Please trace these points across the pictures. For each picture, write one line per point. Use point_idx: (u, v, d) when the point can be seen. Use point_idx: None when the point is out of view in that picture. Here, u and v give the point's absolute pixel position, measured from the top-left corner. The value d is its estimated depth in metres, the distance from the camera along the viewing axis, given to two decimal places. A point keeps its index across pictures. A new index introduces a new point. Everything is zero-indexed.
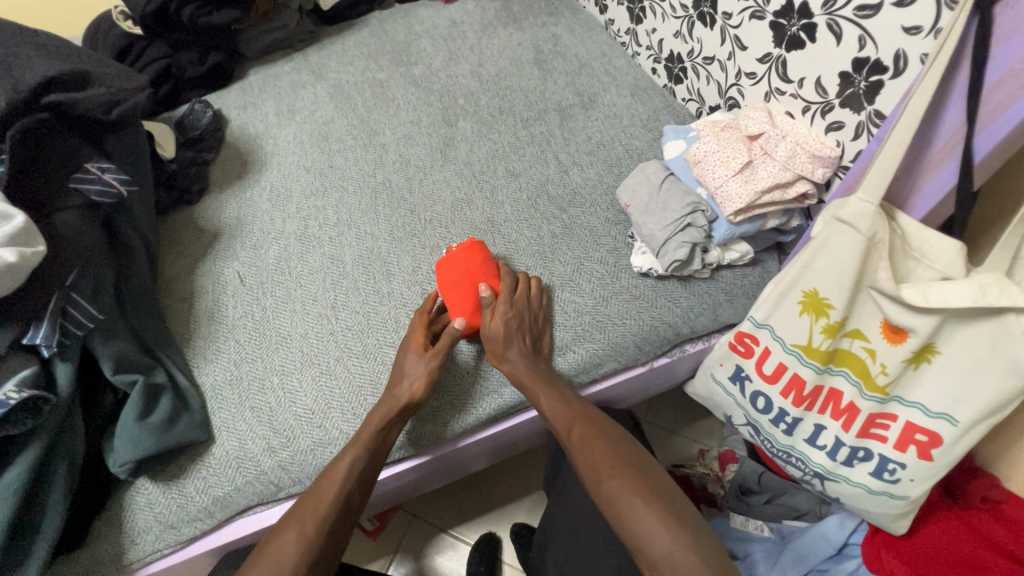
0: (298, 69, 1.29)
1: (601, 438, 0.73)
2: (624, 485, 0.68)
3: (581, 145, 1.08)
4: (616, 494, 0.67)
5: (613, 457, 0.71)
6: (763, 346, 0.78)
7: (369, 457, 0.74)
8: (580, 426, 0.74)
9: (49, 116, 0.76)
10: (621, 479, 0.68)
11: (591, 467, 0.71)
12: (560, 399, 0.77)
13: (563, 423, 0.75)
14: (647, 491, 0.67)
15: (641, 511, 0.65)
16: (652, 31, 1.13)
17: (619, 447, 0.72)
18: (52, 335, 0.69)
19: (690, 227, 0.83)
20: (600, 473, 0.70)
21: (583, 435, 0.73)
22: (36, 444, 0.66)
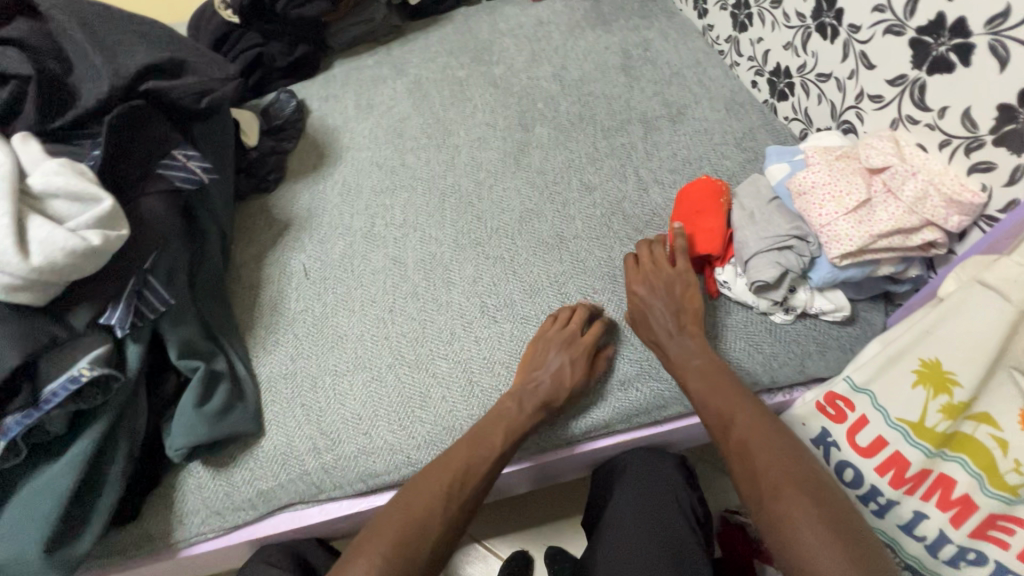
0: (381, 63, 1.29)
1: (771, 431, 0.63)
2: (782, 494, 0.57)
3: (664, 160, 1.00)
4: (776, 508, 0.56)
5: (773, 457, 0.60)
6: (858, 413, 0.69)
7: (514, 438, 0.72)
8: (739, 414, 0.65)
9: (144, 103, 0.77)
10: (793, 494, 0.57)
11: (747, 477, 0.61)
12: (716, 391, 0.68)
13: (717, 410, 0.67)
14: (816, 497, 0.56)
15: (806, 525, 0.54)
16: (757, 40, 1.03)
17: (793, 455, 0.60)
18: (127, 316, 0.70)
19: (789, 251, 0.73)
20: (756, 473, 0.60)
21: (738, 429, 0.64)
22: (103, 420, 0.69)
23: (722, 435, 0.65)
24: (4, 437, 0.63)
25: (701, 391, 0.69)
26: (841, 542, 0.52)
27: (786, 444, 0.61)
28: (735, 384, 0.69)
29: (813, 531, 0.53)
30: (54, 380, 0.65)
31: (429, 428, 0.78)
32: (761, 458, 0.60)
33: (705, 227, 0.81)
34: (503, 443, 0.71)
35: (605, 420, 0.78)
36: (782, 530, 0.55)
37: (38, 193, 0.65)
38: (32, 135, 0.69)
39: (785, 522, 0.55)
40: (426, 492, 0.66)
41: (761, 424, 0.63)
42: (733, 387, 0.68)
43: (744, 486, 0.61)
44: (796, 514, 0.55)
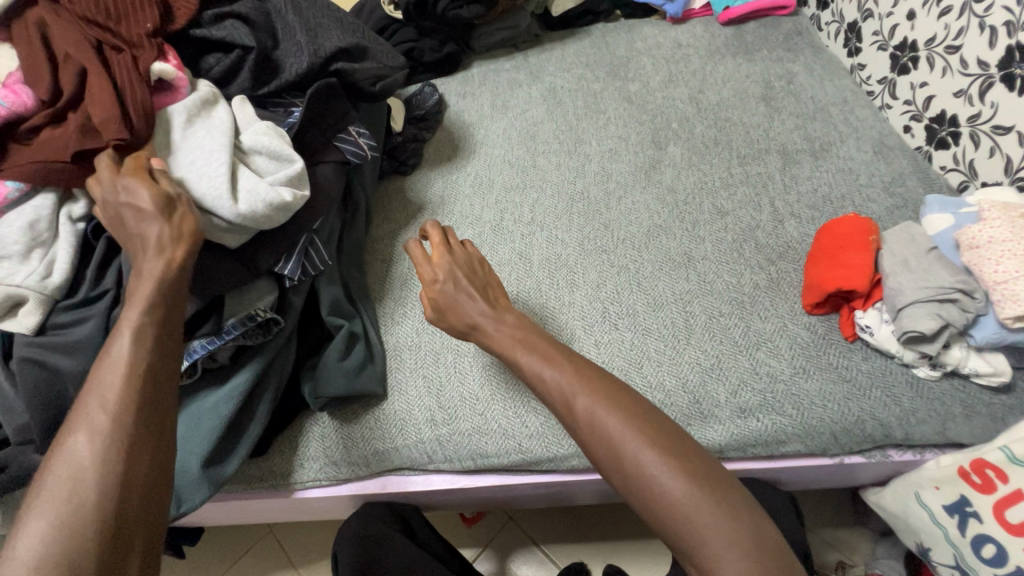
0: (518, 68, 1.35)
1: (614, 390, 0.61)
2: (645, 463, 0.55)
3: (803, 195, 0.98)
4: (641, 478, 0.55)
5: (619, 423, 0.57)
6: (1012, 486, 0.65)
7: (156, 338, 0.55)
8: (580, 395, 0.60)
9: (334, 81, 0.85)
10: (659, 454, 0.55)
11: (608, 453, 0.57)
12: (557, 367, 0.64)
13: (562, 397, 0.62)
14: (681, 449, 0.56)
15: (678, 489, 0.53)
16: (920, 85, 0.99)
17: (643, 416, 0.58)
18: (297, 269, 0.77)
19: (951, 304, 0.70)
20: (618, 452, 0.56)
21: (584, 407, 0.60)
22: (262, 358, 0.76)
23: (568, 417, 0.61)
24: (189, 358, 0.71)
25: (543, 377, 0.64)
26: (699, 485, 0.53)
27: (629, 408, 0.59)
28: (561, 353, 0.66)
29: (677, 496, 0.53)
30: (235, 315, 0.73)
31: (543, 420, 0.81)
32: (606, 436, 0.57)
33: (855, 263, 0.78)
34: (127, 340, 0.54)
35: (720, 444, 0.77)
36: (651, 505, 0.54)
37: (247, 149, 0.73)
38: (247, 100, 0.79)
39: (651, 497, 0.54)
40: (92, 405, 0.50)
41: (574, 395, 0.61)
42: (579, 365, 0.64)
43: (609, 470, 0.58)
44: (658, 487, 0.53)
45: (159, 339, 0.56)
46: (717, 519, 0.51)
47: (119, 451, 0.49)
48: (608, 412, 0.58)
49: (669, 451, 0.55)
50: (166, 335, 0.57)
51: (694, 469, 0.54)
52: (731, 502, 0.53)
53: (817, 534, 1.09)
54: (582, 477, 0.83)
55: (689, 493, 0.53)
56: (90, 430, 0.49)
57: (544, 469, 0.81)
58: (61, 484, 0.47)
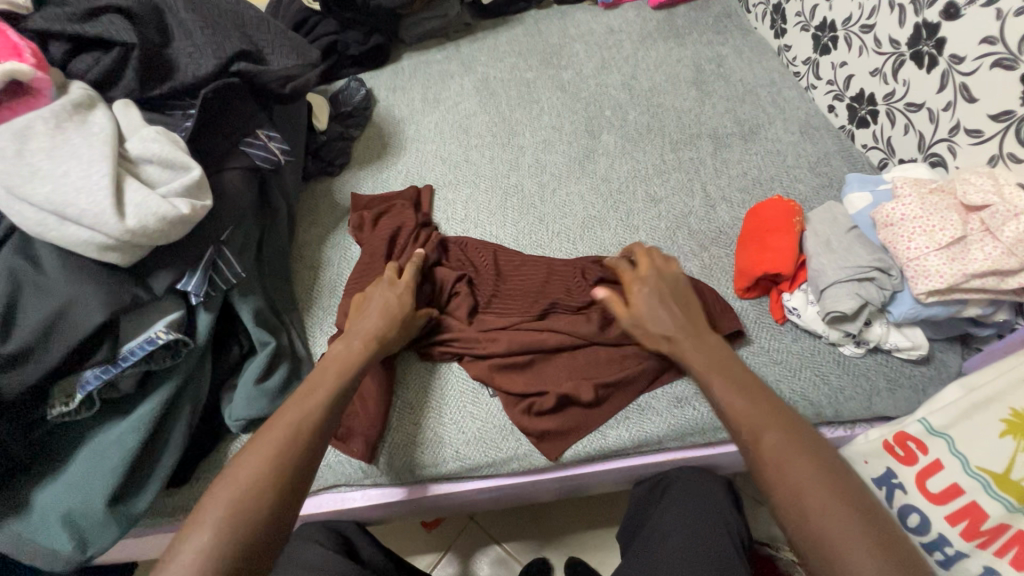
0: (449, 59, 1.30)
1: (814, 443, 0.57)
2: (831, 516, 0.52)
3: (733, 179, 0.98)
4: (821, 527, 0.52)
5: (801, 467, 0.55)
6: (931, 457, 0.66)
7: (340, 391, 0.66)
8: (767, 431, 0.58)
9: (237, 82, 0.80)
10: (846, 513, 0.52)
11: (786, 488, 0.55)
12: (737, 394, 0.63)
13: (749, 428, 0.59)
14: (867, 513, 0.53)
15: (860, 557, 0.49)
16: (840, 64, 1.00)
17: (832, 469, 0.55)
18: (202, 285, 0.72)
19: (869, 283, 0.71)
20: (799, 491, 0.54)
21: (772, 439, 0.57)
22: (172, 382, 0.71)
23: (749, 450, 0.59)
24: (82, 390, 0.65)
25: (726, 400, 0.63)
26: (890, 554, 0.50)
27: (815, 456, 0.56)
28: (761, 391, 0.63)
29: (869, 559, 0.49)
30: (134, 339, 0.67)
31: (481, 424, 0.79)
32: (794, 477, 0.55)
33: (780, 246, 0.79)
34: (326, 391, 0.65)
35: (659, 435, 0.77)
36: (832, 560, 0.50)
37: (134, 158, 0.68)
38: (132, 104, 0.73)
39: (837, 555, 0.50)
40: (281, 436, 0.60)
41: (765, 431, 0.58)
42: (758, 400, 0.61)
43: (783, 513, 0.54)
44: (849, 547, 0.50)
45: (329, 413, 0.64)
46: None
47: (278, 483, 0.57)
48: (795, 456, 0.56)
49: (860, 513, 0.52)
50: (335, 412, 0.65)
51: (882, 535, 0.51)
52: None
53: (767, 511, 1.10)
54: (523, 479, 0.81)
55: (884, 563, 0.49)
56: (249, 470, 0.57)
57: (485, 474, 0.79)
58: (228, 499, 0.55)
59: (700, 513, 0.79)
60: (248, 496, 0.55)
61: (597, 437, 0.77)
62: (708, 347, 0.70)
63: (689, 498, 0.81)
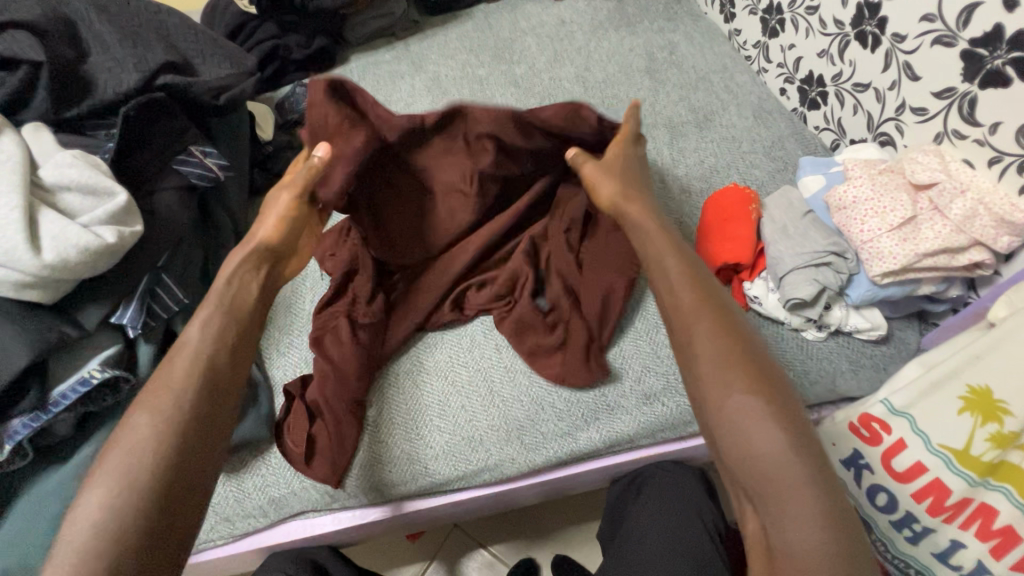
0: (398, 58, 1.25)
1: (738, 330, 0.54)
2: (736, 393, 0.50)
3: (691, 167, 0.97)
4: (726, 405, 0.50)
5: (715, 351, 0.53)
6: (895, 437, 0.65)
7: (226, 355, 0.59)
8: (701, 324, 0.55)
9: (163, 96, 0.75)
10: (755, 393, 0.50)
11: (692, 363, 0.54)
12: (678, 282, 0.59)
13: (681, 317, 0.56)
14: (781, 395, 0.50)
15: (766, 436, 0.48)
16: (789, 46, 1.00)
17: (757, 356, 0.53)
18: (139, 316, 0.68)
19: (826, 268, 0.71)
20: (700, 372, 0.53)
21: (689, 331, 0.55)
22: (114, 422, 0.67)
23: (681, 334, 0.56)
24: (11, 440, 0.60)
25: (672, 278, 0.59)
26: (793, 436, 0.48)
27: (743, 343, 0.53)
28: (705, 280, 0.59)
29: (763, 424, 0.48)
30: (65, 381, 0.63)
31: (447, 437, 0.77)
32: (716, 364, 0.52)
33: (739, 234, 0.78)
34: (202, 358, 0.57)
35: (629, 434, 0.76)
36: (730, 429, 0.49)
37: (49, 185, 0.63)
38: (44, 126, 0.68)
39: (735, 424, 0.49)
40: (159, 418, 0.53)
41: (694, 321, 0.55)
42: (700, 289, 0.57)
43: (696, 396, 0.53)
44: (750, 419, 0.48)
45: (179, 425, 0.52)
46: (803, 462, 0.46)
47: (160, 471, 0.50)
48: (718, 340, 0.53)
49: (766, 385, 0.50)
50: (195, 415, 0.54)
51: (790, 412, 0.49)
52: (823, 458, 0.48)
53: None
54: (494, 491, 0.79)
55: (780, 434, 0.47)
56: (122, 473, 0.49)
57: (455, 489, 0.77)
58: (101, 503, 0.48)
59: (676, 509, 0.79)
60: (120, 504, 0.48)
61: (567, 442, 0.76)
62: (665, 239, 0.64)
63: (665, 495, 0.81)
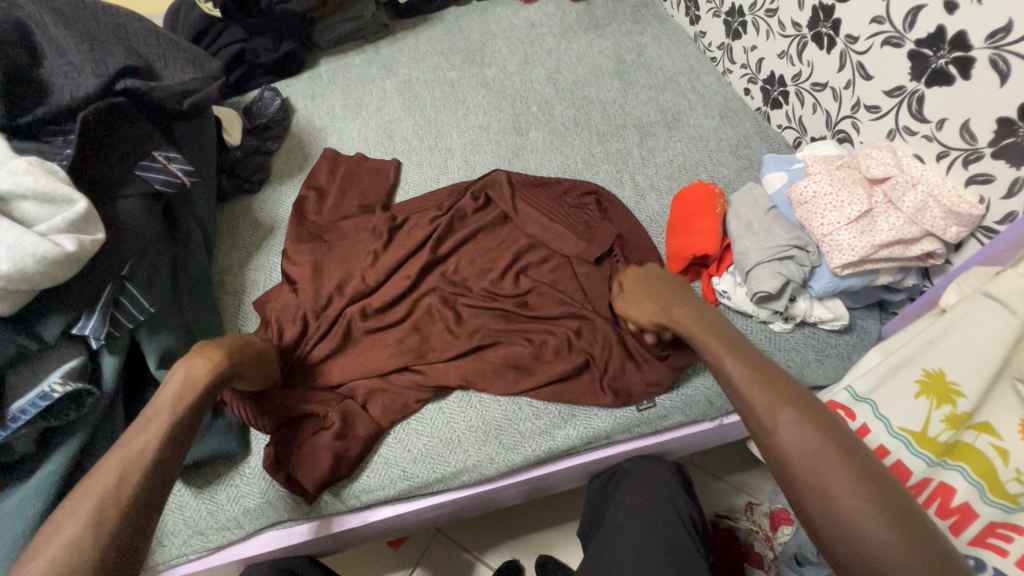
0: (369, 62, 1.25)
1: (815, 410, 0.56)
2: (838, 478, 0.51)
3: (661, 167, 0.99)
4: (831, 493, 0.50)
5: (807, 434, 0.54)
6: (859, 422, 0.67)
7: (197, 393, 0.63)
8: (782, 403, 0.56)
9: (123, 100, 0.73)
10: (852, 476, 0.51)
11: (794, 442, 0.53)
12: (746, 361, 0.61)
13: (761, 399, 0.57)
14: (878, 478, 0.51)
15: (869, 522, 0.48)
16: (751, 48, 1.03)
17: (842, 439, 0.54)
18: (102, 325, 0.65)
19: (790, 261, 0.73)
20: (810, 456, 0.52)
21: (778, 411, 0.56)
22: (77, 437, 0.65)
23: (756, 419, 0.57)
24: None
25: (736, 370, 0.60)
26: (903, 521, 0.48)
27: (825, 425, 0.54)
28: (763, 360, 0.61)
29: (865, 513, 0.49)
30: (25, 396, 0.61)
31: (426, 440, 0.77)
32: (808, 446, 0.53)
33: (705, 229, 0.80)
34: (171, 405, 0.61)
35: (606, 430, 0.77)
36: (836, 518, 0.49)
37: (3, 194, 0.60)
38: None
39: (840, 512, 0.49)
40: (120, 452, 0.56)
41: (777, 409, 0.56)
42: (769, 371, 0.59)
43: (794, 478, 0.53)
44: (853, 511, 0.49)
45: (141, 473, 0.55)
46: (920, 558, 0.46)
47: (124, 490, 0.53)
48: (805, 440, 0.53)
49: (863, 468, 0.51)
50: (155, 467, 0.56)
51: (901, 516, 0.48)
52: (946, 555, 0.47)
53: (720, 483, 1.12)
54: (475, 491, 0.79)
55: (900, 543, 0.47)
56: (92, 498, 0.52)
57: (436, 492, 0.77)
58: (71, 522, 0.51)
59: (650, 502, 0.80)
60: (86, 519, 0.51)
61: (547, 440, 0.76)
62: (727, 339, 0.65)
63: (640, 489, 0.82)
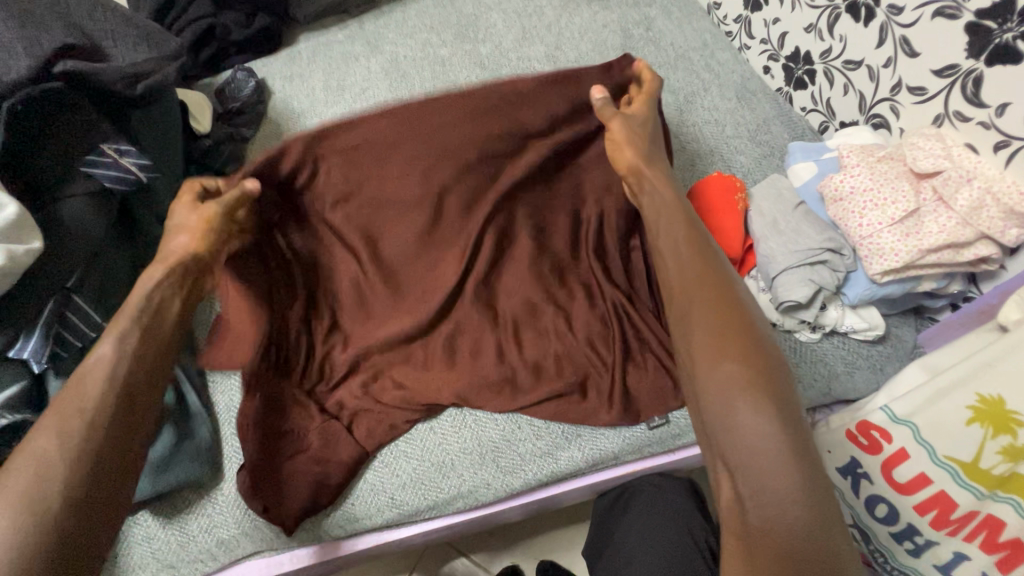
0: (352, 38, 1.14)
1: (739, 308, 0.49)
2: (725, 365, 0.45)
3: (672, 155, 0.90)
4: (721, 380, 0.45)
5: (717, 325, 0.48)
6: (896, 446, 0.60)
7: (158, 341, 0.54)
8: (703, 295, 0.50)
9: (61, 84, 0.63)
10: (739, 365, 0.45)
11: (701, 332, 0.48)
12: (691, 254, 0.54)
13: (684, 288, 0.52)
14: (775, 376, 0.45)
15: (746, 412, 0.43)
16: (773, 21, 0.93)
17: (760, 338, 0.47)
18: (44, 346, 0.58)
19: (822, 266, 0.65)
20: (711, 343, 0.47)
21: (697, 302, 0.50)
22: None
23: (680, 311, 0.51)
24: None
25: (674, 259, 0.55)
26: (784, 425, 0.42)
27: (748, 322, 0.48)
28: (716, 258, 0.54)
29: (750, 406, 0.43)
30: None
31: (416, 463, 0.70)
32: (708, 338, 0.47)
33: (726, 228, 0.72)
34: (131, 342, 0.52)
35: (614, 451, 0.70)
36: (718, 401, 0.44)
37: None
38: None
39: (724, 398, 0.44)
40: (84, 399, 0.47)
41: (694, 297, 0.50)
42: (707, 264, 0.53)
43: (691, 365, 0.48)
44: (731, 396, 0.43)
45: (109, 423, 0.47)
46: (796, 466, 0.40)
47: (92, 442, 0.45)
48: (756, 396, 0.43)
49: (752, 361, 0.45)
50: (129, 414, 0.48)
51: (822, 488, 0.41)
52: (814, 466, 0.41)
53: None
54: (472, 517, 0.72)
55: (788, 447, 0.41)
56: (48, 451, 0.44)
57: (427, 518, 0.70)
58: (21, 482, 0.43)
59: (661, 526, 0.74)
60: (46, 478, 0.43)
61: (549, 462, 0.70)
62: (702, 259, 0.53)
63: (650, 512, 0.75)
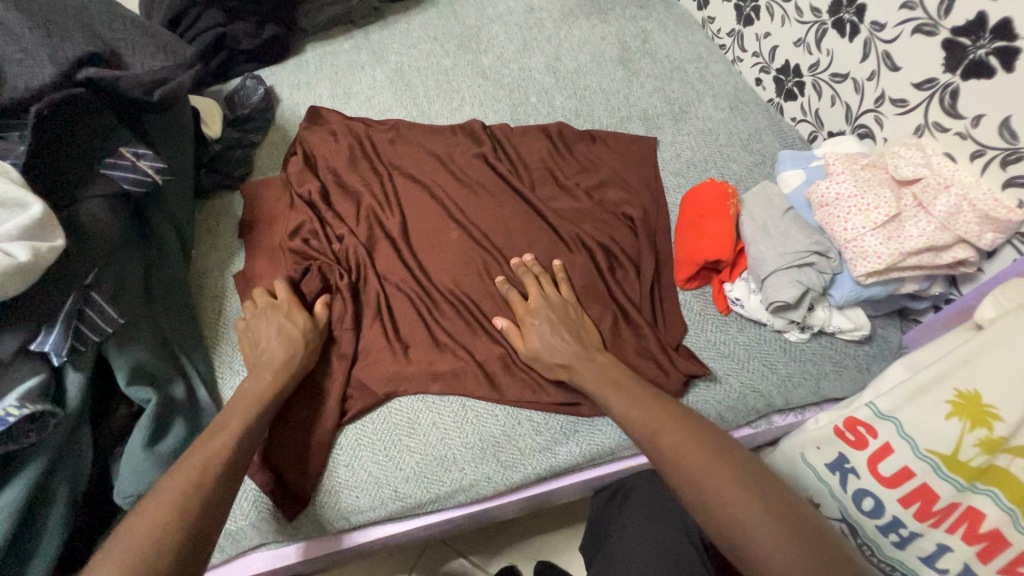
0: (358, 48, 1.17)
1: (726, 460, 0.52)
2: (743, 515, 0.48)
3: (667, 162, 0.94)
4: (748, 527, 0.47)
5: (713, 478, 0.50)
6: (881, 440, 0.63)
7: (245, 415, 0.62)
8: (690, 457, 0.53)
9: (84, 91, 0.67)
10: (753, 513, 0.48)
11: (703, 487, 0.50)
12: (663, 425, 0.57)
13: (670, 458, 0.54)
14: (784, 510, 0.48)
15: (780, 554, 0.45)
16: (764, 35, 0.97)
17: (753, 482, 0.50)
18: (63, 342, 0.59)
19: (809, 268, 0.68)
20: (719, 501, 0.49)
21: (689, 465, 0.52)
22: (39, 461, 0.60)
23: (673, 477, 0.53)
24: None
25: (646, 426, 0.58)
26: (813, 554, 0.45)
27: (736, 468, 0.51)
28: (677, 419, 0.58)
29: (776, 542, 0.46)
30: None
31: (418, 458, 0.72)
32: (716, 497, 0.49)
33: (717, 231, 0.75)
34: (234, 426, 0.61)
35: (610, 447, 0.73)
36: (750, 554, 0.47)
37: None
38: None
39: (754, 548, 0.47)
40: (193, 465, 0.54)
41: (683, 461, 0.53)
42: (681, 424, 0.56)
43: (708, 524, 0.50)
44: (763, 544, 0.46)
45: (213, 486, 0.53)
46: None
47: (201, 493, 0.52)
48: (803, 558, 0.45)
49: (759, 502, 0.48)
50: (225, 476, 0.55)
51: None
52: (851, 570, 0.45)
53: None
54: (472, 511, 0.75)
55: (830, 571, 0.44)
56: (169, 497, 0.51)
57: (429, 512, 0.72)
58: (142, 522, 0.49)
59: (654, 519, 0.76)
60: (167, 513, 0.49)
61: (547, 457, 0.72)
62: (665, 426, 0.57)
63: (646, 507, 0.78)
